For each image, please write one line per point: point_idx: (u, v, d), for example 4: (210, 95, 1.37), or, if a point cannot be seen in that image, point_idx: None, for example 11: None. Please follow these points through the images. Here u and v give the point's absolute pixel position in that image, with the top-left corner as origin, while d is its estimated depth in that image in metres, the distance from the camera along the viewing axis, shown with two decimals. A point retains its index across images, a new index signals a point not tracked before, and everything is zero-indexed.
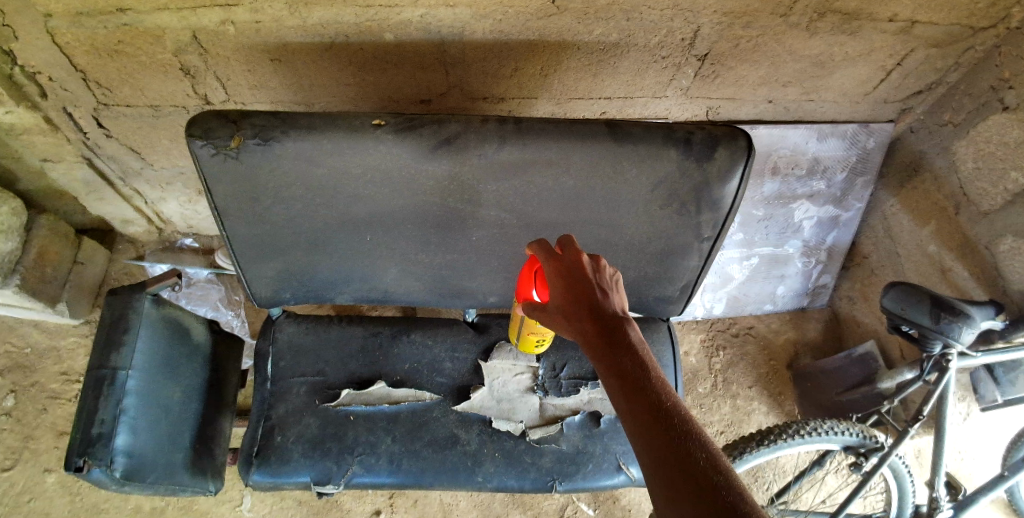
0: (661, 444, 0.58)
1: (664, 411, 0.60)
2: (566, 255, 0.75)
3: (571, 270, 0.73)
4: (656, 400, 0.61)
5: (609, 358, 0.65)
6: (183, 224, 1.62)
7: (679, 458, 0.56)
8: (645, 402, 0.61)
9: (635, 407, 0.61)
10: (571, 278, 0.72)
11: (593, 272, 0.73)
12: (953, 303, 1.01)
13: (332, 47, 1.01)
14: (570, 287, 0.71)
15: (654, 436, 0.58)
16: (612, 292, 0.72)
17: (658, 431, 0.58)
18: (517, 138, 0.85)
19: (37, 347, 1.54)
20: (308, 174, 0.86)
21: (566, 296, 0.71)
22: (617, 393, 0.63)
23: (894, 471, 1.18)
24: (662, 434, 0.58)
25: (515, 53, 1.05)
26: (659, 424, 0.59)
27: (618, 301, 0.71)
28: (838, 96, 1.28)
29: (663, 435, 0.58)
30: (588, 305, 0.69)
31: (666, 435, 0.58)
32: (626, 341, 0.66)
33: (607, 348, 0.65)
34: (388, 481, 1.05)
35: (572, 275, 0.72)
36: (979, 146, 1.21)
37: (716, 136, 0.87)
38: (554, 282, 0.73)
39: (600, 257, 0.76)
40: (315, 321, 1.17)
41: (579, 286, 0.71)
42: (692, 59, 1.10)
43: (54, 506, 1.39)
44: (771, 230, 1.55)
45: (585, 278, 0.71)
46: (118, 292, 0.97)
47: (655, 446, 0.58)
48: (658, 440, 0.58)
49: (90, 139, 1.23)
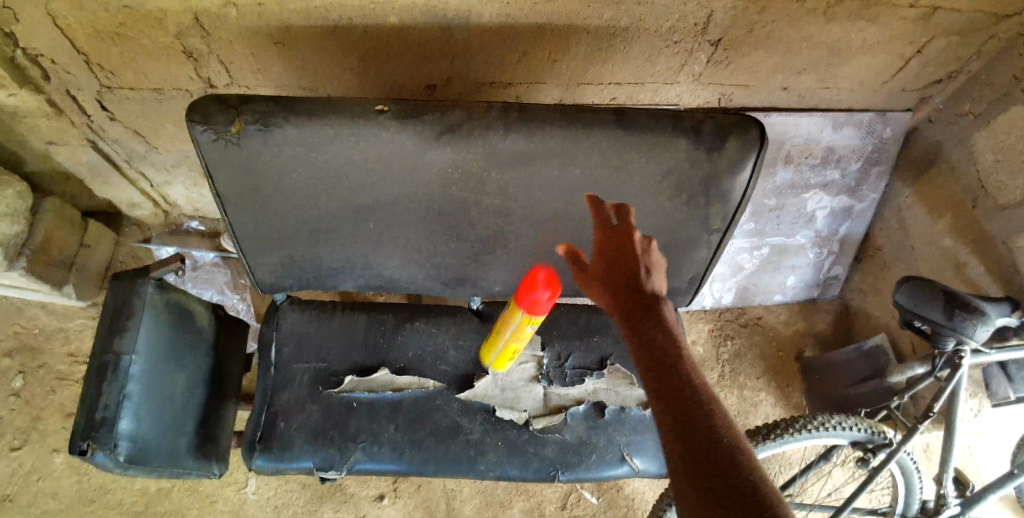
0: (684, 422, 0.60)
1: (690, 393, 0.62)
2: (615, 232, 0.77)
3: (619, 245, 0.75)
4: (684, 381, 0.63)
5: (642, 331, 0.67)
6: (188, 208, 1.61)
7: (698, 435, 0.59)
8: (672, 381, 0.63)
9: (660, 385, 0.64)
10: (616, 253, 0.74)
11: (640, 251, 0.74)
12: (967, 299, 0.99)
13: (335, 31, 0.99)
14: (613, 260, 0.74)
15: (675, 412, 0.61)
16: (654, 272, 0.73)
17: (680, 407, 0.61)
18: (522, 126, 0.83)
19: (46, 329, 1.55)
20: (310, 162, 0.84)
21: (608, 270, 0.74)
22: (645, 370, 0.66)
23: (902, 468, 1.17)
24: (683, 411, 0.61)
25: (523, 37, 1.02)
26: (681, 402, 0.61)
27: (658, 283, 0.73)
28: (854, 84, 1.24)
29: (687, 413, 0.60)
30: (627, 283, 0.71)
31: (691, 414, 0.60)
32: (660, 322, 0.68)
33: (639, 326, 0.68)
34: (391, 468, 1.05)
35: (616, 253, 0.74)
36: (999, 137, 1.17)
37: (726, 126, 0.85)
38: (599, 259, 0.76)
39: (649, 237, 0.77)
40: (318, 309, 1.16)
41: (620, 261, 0.73)
42: (705, 44, 1.07)
43: (62, 486, 1.41)
44: (782, 220, 1.53)
45: (629, 256, 0.73)
46: (120, 279, 0.96)
47: (676, 423, 0.60)
48: (678, 416, 0.61)
49: (94, 122, 1.23)
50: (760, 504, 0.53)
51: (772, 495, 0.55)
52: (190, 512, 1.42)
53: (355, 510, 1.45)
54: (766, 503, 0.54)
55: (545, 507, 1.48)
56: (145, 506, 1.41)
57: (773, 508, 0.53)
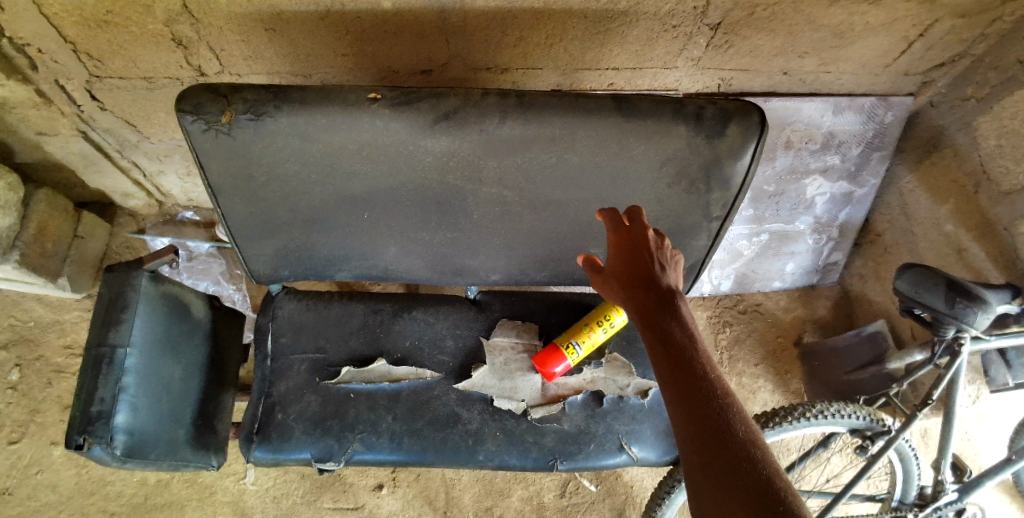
0: (700, 415, 0.60)
1: (705, 384, 0.62)
2: (631, 229, 0.77)
3: (636, 242, 0.75)
4: (699, 372, 0.63)
5: (659, 327, 0.68)
6: (183, 197, 1.59)
7: (714, 430, 0.59)
8: (689, 375, 0.63)
9: (675, 377, 0.64)
10: (632, 250, 0.75)
11: (656, 249, 0.75)
12: (969, 287, 0.98)
13: (327, 16, 0.97)
14: (629, 257, 0.74)
15: (691, 406, 0.61)
16: (670, 269, 0.74)
17: (696, 402, 0.61)
18: (519, 112, 0.82)
19: (41, 321, 1.54)
20: (302, 150, 0.83)
21: (624, 266, 0.74)
22: (660, 361, 0.66)
23: (900, 455, 1.17)
24: (700, 405, 0.61)
25: (520, 21, 1.00)
26: (697, 396, 0.62)
27: (673, 277, 0.73)
28: (857, 67, 1.22)
29: (702, 407, 0.61)
30: (642, 274, 0.72)
31: (706, 406, 0.61)
32: (675, 314, 0.68)
33: (654, 316, 0.69)
34: (390, 458, 1.05)
35: (631, 245, 0.75)
36: (1004, 121, 1.15)
37: (728, 111, 0.83)
38: (615, 251, 0.76)
39: (664, 236, 0.78)
40: (315, 298, 1.15)
41: (637, 259, 0.73)
42: (704, 28, 1.05)
43: (62, 478, 1.42)
44: (782, 206, 1.52)
45: (645, 253, 0.74)
46: (114, 269, 0.95)
47: (690, 415, 0.61)
48: (695, 410, 0.61)
49: (85, 111, 1.21)
50: (773, 497, 0.54)
51: (787, 489, 0.55)
52: (190, 503, 1.42)
53: (354, 499, 1.45)
54: (781, 496, 0.54)
55: (543, 495, 1.48)
56: (144, 497, 1.42)
57: (787, 501, 0.54)
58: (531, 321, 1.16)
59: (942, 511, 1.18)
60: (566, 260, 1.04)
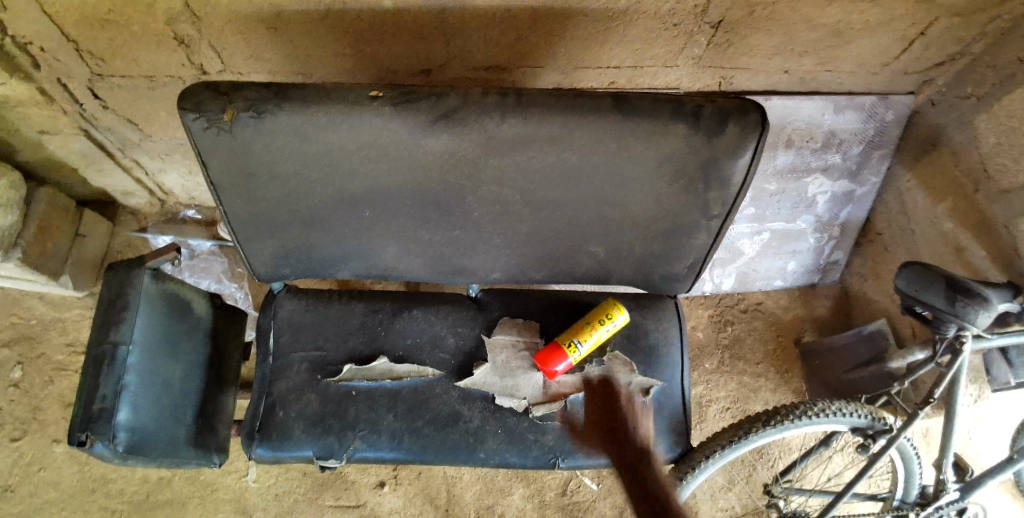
0: (644, 495, 0.83)
1: (651, 481, 0.86)
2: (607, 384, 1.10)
3: (608, 388, 1.08)
4: (646, 474, 0.88)
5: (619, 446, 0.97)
6: (184, 196, 1.59)
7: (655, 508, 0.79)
8: (638, 475, 0.88)
9: (629, 476, 0.89)
10: (607, 393, 1.07)
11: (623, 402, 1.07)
12: (970, 285, 0.97)
13: (328, 15, 0.97)
14: (603, 399, 1.07)
15: (637, 490, 0.84)
16: (635, 414, 1.05)
17: (641, 489, 0.84)
18: (518, 111, 0.82)
19: (43, 319, 1.55)
20: (302, 148, 0.83)
21: (598, 409, 1.06)
22: (621, 473, 0.91)
23: (902, 453, 1.14)
24: (643, 491, 0.84)
25: (519, 21, 1.00)
26: (643, 486, 0.85)
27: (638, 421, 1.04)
28: (856, 66, 1.22)
29: (645, 488, 0.84)
30: (612, 416, 1.04)
31: (650, 493, 0.83)
32: (649, 464, 0.91)
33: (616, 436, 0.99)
34: (390, 457, 1.05)
35: (605, 394, 1.07)
36: (1002, 121, 1.14)
37: (726, 110, 0.82)
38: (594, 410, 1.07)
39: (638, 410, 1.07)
40: (316, 297, 1.16)
41: (609, 398, 1.06)
42: (704, 27, 1.05)
43: (63, 476, 1.42)
44: (783, 205, 1.51)
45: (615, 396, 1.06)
46: (115, 268, 0.96)
47: (636, 496, 0.83)
48: (639, 491, 0.84)
49: (85, 110, 1.22)
50: None
51: None
52: (191, 500, 1.43)
53: (355, 497, 1.45)
54: None
55: (545, 493, 1.48)
56: (145, 495, 1.42)
57: None
58: (531, 320, 1.16)
59: (943, 510, 1.18)
60: (566, 259, 1.04)
